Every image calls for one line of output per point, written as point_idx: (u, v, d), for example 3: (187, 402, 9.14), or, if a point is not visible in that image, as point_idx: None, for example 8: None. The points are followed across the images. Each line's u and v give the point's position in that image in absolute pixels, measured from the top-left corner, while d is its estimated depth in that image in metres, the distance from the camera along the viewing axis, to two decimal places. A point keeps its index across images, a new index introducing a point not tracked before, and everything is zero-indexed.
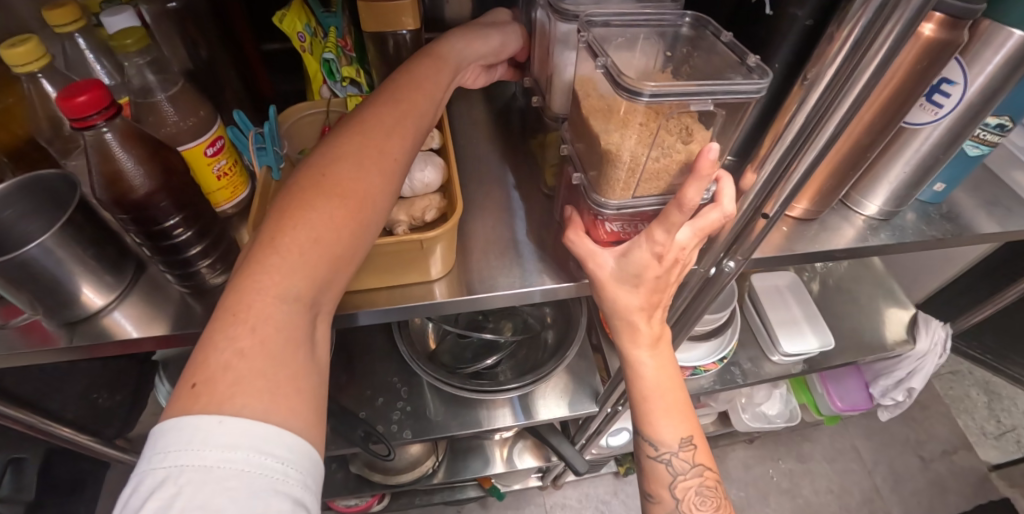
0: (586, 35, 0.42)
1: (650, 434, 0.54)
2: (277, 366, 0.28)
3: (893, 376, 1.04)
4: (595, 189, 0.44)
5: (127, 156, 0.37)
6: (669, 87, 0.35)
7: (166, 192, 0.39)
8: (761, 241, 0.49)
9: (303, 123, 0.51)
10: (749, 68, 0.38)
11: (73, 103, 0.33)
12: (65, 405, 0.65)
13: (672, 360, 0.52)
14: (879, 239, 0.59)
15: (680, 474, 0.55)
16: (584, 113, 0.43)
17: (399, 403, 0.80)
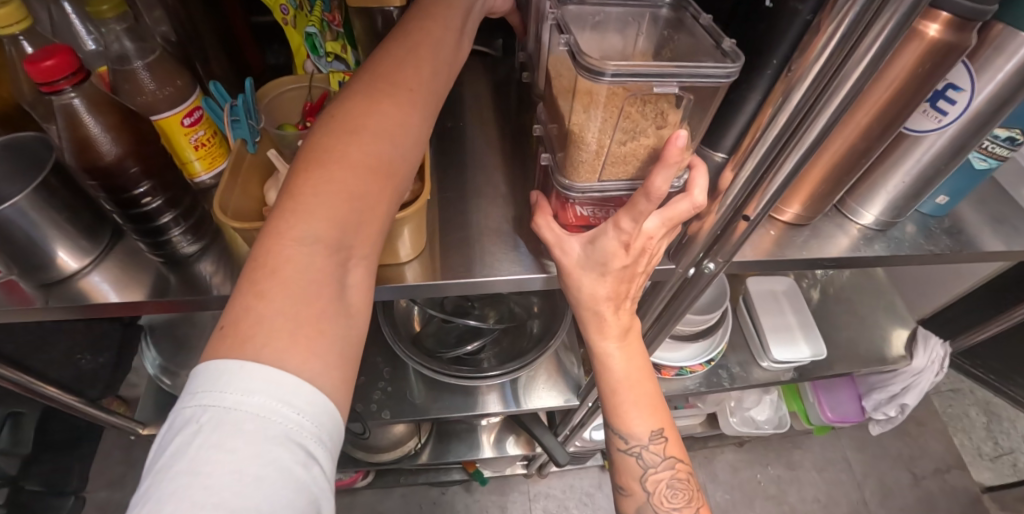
0: (557, 12, 0.39)
1: (621, 427, 0.53)
2: (297, 307, 0.26)
3: (887, 390, 1.02)
4: (560, 169, 0.41)
5: (95, 122, 0.36)
6: (633, 66, 0.33)
7: (136, 158, 0.38)
8: (742, 244, 0.47)
9: (285, 99, 0.50)
10: (724, 52, 0.36)
11: (39, 67, 0.32)
12: (49, 365, 0.65)
13: (643, 356, 0.52)
14: (872, 251, 0.57)
15: (651, 466, 0.54)
16: (556, 92, 0.41)
17: (381, 383, 0.80)
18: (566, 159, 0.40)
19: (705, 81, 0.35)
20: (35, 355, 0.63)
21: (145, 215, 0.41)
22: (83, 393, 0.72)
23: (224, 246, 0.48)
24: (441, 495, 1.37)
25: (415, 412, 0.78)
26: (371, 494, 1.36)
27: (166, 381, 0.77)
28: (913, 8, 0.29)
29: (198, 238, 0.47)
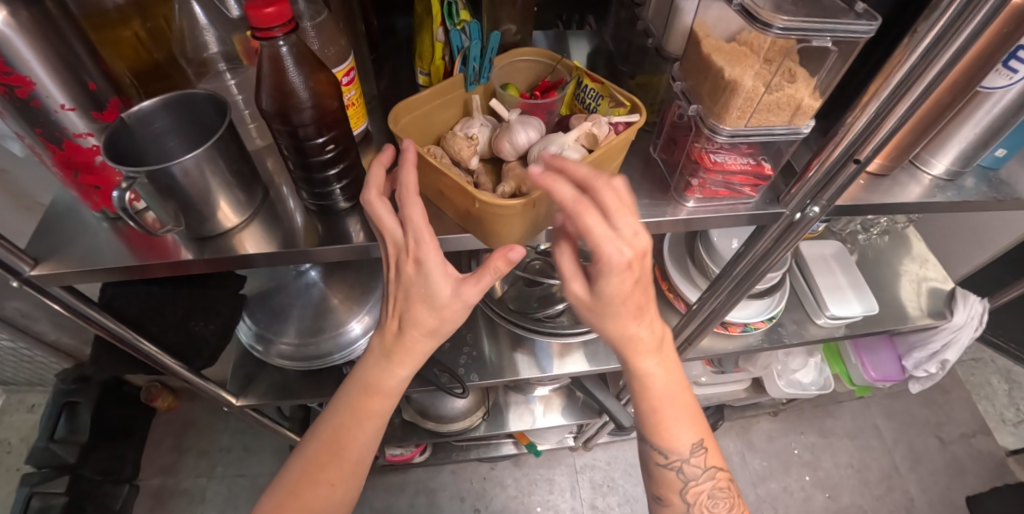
0: None
1: (662, 443, 0.57)
2: (405, 369, 0.50)
3: (927, 348, 1.07)
4: (707, 116, 0.46)
5: (296, 72, 0.40)
6: (800, 21, 0.39)
7: (322, 110, 0.43)
8: (847, 186, 0.53)
9: (518, 64, 0.58)
10: (860, 13, 0.42)
11: (262, 13, 0.35)
12: (162, 330, 0.69)
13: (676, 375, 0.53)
14: (944, 197, 0.62)
15: (692, 479, 0.58)
16: (701, 51, 0.46)
17: (465, 347, 0.84)
18: (716, 104, 0.44)
19: (847, 37, 0.41)
20: (150, 319, 0.67)
21: (319, 164, 0.46)
22: (186, 358, 0.75)
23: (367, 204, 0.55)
24: (490, 470, 1.41)
25: (500, 372, 0.82)
26: (423, 471, 1.40)
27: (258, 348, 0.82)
28: None
29: (354, 194, 0.53)
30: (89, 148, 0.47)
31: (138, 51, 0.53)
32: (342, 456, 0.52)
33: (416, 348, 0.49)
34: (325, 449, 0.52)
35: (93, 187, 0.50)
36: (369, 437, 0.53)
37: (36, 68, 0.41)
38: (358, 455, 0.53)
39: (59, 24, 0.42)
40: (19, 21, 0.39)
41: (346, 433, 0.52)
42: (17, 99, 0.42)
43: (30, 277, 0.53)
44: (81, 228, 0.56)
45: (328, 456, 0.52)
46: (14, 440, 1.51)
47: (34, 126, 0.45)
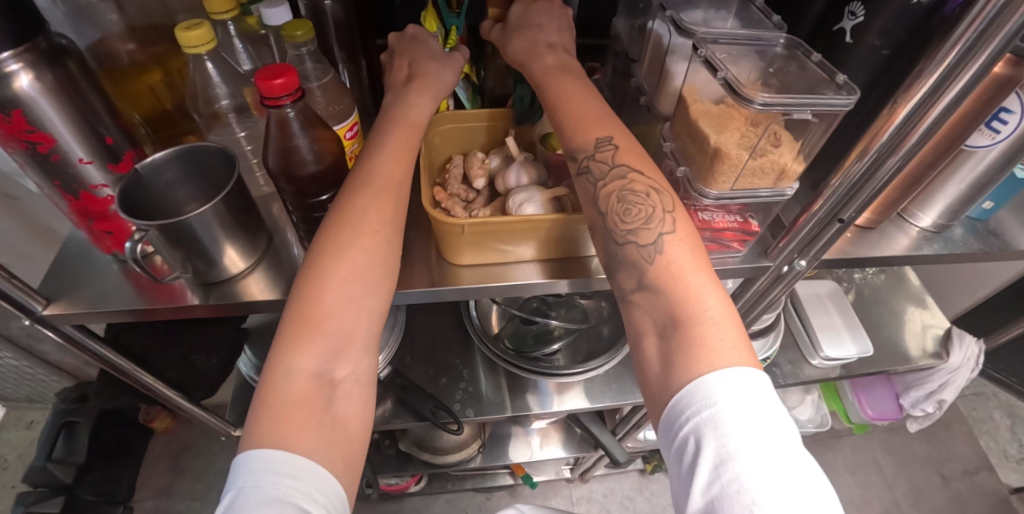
0: (704, 50, 0.44)
1: (636, 225, 0.44)
2: (396, 180, 0.46)
3: (924, 388, 1.07)
4: (694, 179, 0.48)
5: (302, 136, 0.42)
6: (780, 99, 0.41)
7: (325, 169, 0.45)
8: (832, 242, 0.54)
9: None
10: (840, 85, 0.44)
11: (271, 84, 0.38)
12: (165, 364, 0.70)
13: (596, 126, 0.47)
14: (932, 249, 0.64)
15: (650, 266, 0.43)
16: (689, 116, 0.47)
17: (462, 383, 0.85)
18: (704, 169, 0.46)
19: (827, 109, 0.43)
20: (154, 353, 0.69)
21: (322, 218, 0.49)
22: (188, 392, 0.75)
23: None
24: (486, 501, 1.40)
25: (495, 408, 0.83)
26: (418, 500, 1.39)
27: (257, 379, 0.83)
28: (1000, 50, 0.38)
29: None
30: (104, 199, 0.50)
31: (156, 103, 0.57)
32: (311, 316, 0.41)
33: (376, 155, 0.46)
34: (274, 370, 0.40)
35: (106, 232, 0.53)
36: (347, 287, 0.42)
37: (58, 126, 0.44)
38: (341, 350, 0.41)
39: (81, 84, 0.45)
40: (44, 83, 0.41)
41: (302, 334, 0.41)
42: (39, 153, 0.45)
43: (41, 316, 0.54)
44: (94, 268, 0.59)
45: (285, 385, 0.40)
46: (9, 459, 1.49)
47: (53, 178, 0.47)
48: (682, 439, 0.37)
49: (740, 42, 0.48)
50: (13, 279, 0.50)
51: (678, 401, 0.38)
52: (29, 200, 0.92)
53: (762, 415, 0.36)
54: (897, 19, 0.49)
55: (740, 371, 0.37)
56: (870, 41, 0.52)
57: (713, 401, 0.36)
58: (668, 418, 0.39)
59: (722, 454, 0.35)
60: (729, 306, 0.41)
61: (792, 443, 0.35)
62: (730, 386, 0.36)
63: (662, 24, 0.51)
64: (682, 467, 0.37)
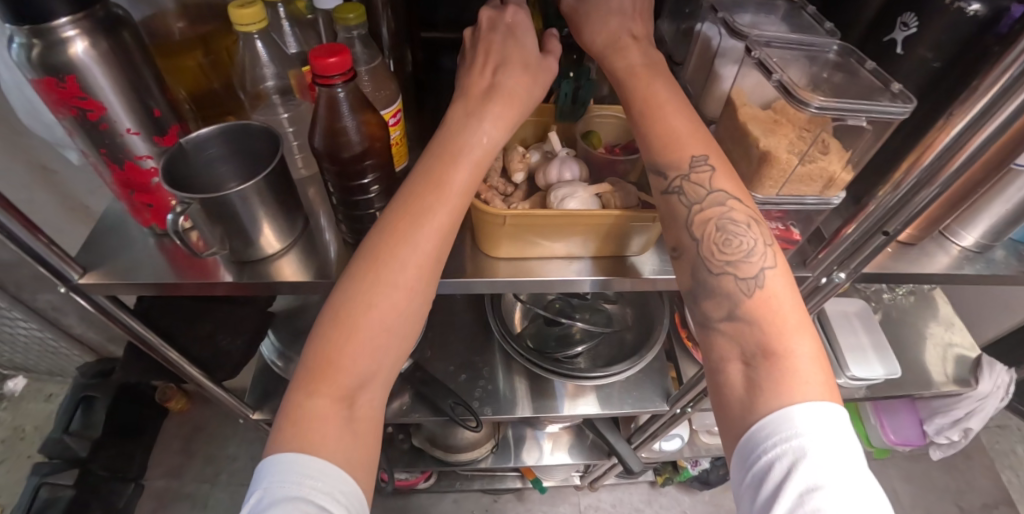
0: (758, 53, 0.44)
1: (722, 249, 0.42)
2: (480, 162, 0.44)
3: (949, 414, 1.04)
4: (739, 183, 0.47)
5: (350, 117, 0.42)
6: (835, 103, 0.40)
7: (370, 153, 0.45)
8: (873, 255, 0.53)
9: (602, 121, 0.57)
10: (895, 93, 0.43)
11: (325, 62, 0.38)
12: (191, 341, 0.71)
13: (695, 144, 0.44)
14: (973, 269, 0.62)
15: (744, 294, 0.41)
16: (736, 119, 0.47)
17: (481, 381, 0.85)
18: (751, 173, 0.45)
19: (881, 117, 0.42)
20: (181, 330, 0.70)
21: (363, 202, 0.49)
22: (210, 370, 0.76)
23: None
24: (493, 503, 1.39)
25: (513, 408, 0.83)
26: (425, 498, 1.38)
27: (278, 363, 0.83)
28: None
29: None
30: (148, 170, 0.51)
31: (202, 82, 0.58)
32: (357, 315, 0.41)
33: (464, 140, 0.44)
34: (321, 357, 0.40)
35: (147, 204, 0.54)
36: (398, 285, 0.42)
37: (108, 95, 0.45)
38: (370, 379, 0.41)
39: (132, 54, 0.46)
40: (97, 51, 0.42)
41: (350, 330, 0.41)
42: (88, 121, 0.46)
43: (77, 284, 0.56)
44: (130, 240, 0.60)
45: (324, 384, 0.40)
46: (26, 429, 1.51)
47: (100, 147, 0.48)
48: (759, 468, 0.37)
49: (793, 47, 0.48)
50: (51, 245, 0.52)
51: (761, 429, 0.37)
52: (65, 174, 0.94)
53: (845, 455, 0.35)
54: (950, 32, 0.48)
55: (824, 406, 0.37)
56: (922, 52, 0.51)
57: (803, 435, 0.35)
58: (745, 445, 0.38)
59: (807, 487, 0.34)
60: (818, 344, 0.40)
61: (867, 483, 0.35)
62: (819, 423, 0.36)
63: (711, 26, 0.51)
64: (754, 495, 0.37)
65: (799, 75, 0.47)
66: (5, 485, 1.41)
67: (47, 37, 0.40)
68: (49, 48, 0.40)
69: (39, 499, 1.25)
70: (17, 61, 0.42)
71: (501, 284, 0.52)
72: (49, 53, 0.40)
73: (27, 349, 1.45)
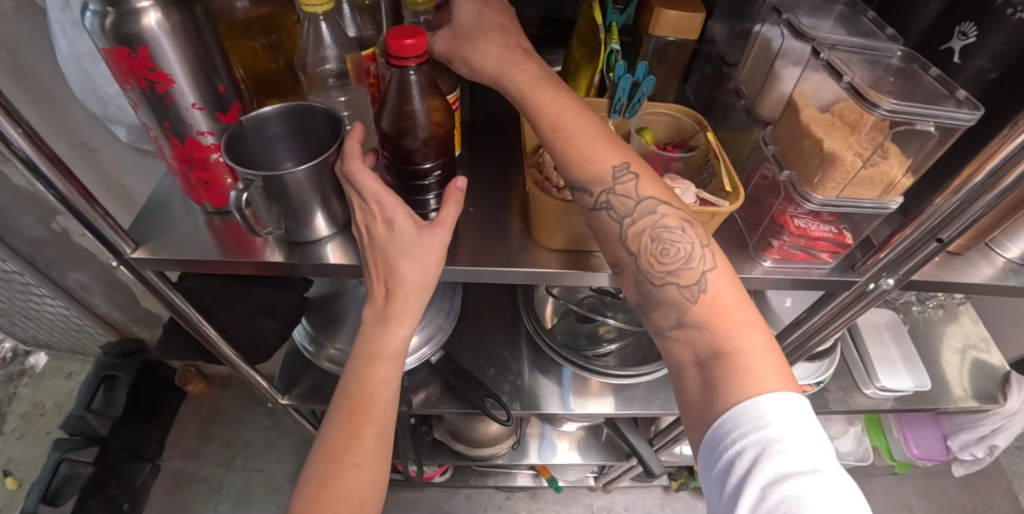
0: (827, 55, 0.45)
1: (657, 258, 0.43)
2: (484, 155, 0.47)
3: (975, 431, 1.03)
4: (799, 183, 0.47)
5: (419, 97, 0.43)
6: (906, 106, 0.41)
7: (435, 137, 0.46)
8: (924, 262, 0.53)
9: (658, 117, 0.57)
10: (961, 100, 0.43)
11: (401, 43, 0.39)
12: (228, 321, 0.70)
13: (610, 155, 0.44)
14: (1018, 281, 0.60)
15: (687, 302, 0.42)
16: (799, 121, 0.48)
17: (510, 375, 0.85)
18: (813, 174, 0.46)
19: (948, 124, 0.42)
20: (222, 310, 0.69)
21: (421, 188, 0.50)
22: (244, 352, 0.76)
23: (464, 228, 0.55)
24: (506, 500, 1.39)
25: (541, 403, 0.83)
26: (439, 492, 1.39)
27: (310, 349, 0.84)
28: None
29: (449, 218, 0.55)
30: (208, 147, 0.51)
31: (263, 62, 0.57)
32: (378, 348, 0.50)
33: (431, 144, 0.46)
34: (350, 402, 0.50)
35: (202, 182, 0.54)
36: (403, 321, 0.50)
37: (177, 68, 0.45)
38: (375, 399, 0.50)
39: (200, 28, 0.45)
40: (168, 23, 0.42)
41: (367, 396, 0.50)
42: (155, 94, 0.46)
43: (128, 258, 0.56)
44: (179, 217, 0.60)
45: (348, 425, 0.50)
46: (46, 405, 1.51)
47: (164, 121, 0.48)
48: (726, 460, 0.39)
49: (857, 52, 0.48)
50: (107, 217, 0.53)
51: (723, 422, 0.39)
52: (104, 153, 0.94)
53: (809, 440, 0.37)
54: (1010, 41, 0.48)
55: (782, 395, 0.38)
56: (979, 62, 0.50)
57: (762, 424, 0.37)
58: (711, 439, 0.40)
59: (768, 473, 0.36)
60: (770, 338, 0.41)
61: (835, 466, 0.36)
62: (779, 412, 0.38)
63: (776, 31, 0.53)
64: (724, 487, 0.39)
65: (865, 75, 0.46)
66: (25, 460, 1.42)
67: (121, 6, 0.40)
68: (123, 17, 0.40)
69: (59, 474, 1.25)
70: (90, 30, 0.42)
71: (549, 275, 0.52)
72: (123, 22, 0.41)
73: (51, 325, 1.42)
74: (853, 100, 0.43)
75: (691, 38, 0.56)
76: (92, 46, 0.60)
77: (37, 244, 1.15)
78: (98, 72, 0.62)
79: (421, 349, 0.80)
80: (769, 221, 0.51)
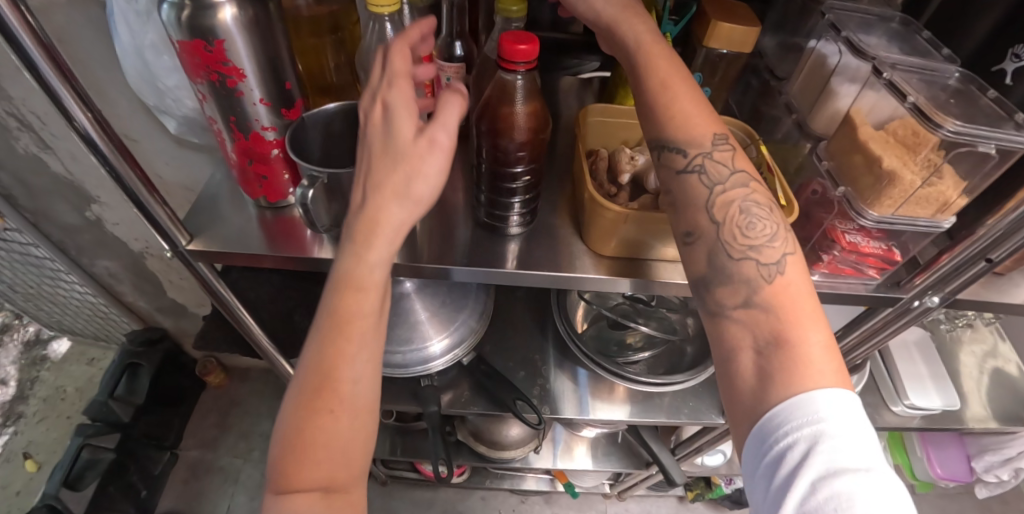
0: (890, 75, 0.46)
1: (736, 231, 0.43)
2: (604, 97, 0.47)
3: (1000, 453, 1.02)
4: (853, 200, 0.48)
5: (521, 99, 0.45)
6: (971, 128, 0.41)
7: (530, 143, 0.48)
8: (970, 281, 0.53)
9: None
10: (1021, 123, 0.43)
11: (516, 49, 0.41)
12: None
13: (713, 125, 0.44)
14: None
15: (767, 276, 0.41)
16: (856, 137, 0.48)
17: (540, 378, 0.86)
18: (868, 191, 0.46)
19: (1007, 146, 0.43)
20: None
21: (508, 191, 0.52)
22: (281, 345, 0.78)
23: (530, 233, 0.57)
24: (521, 503, 1.40)
25: (570, 408, 0.84)
26: (455, 492, 1.39)
27: None
28: None
29: (526, 224, 0.56)
30: (269, 141, 0.51)
31: (321, 60, 0.59)
32: (350, 314, 0.44)
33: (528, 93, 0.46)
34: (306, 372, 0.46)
35: (260, 176, 0.55)
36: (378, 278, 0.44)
37: (247, 63, 0.45)
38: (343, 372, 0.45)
39: (273, 24, 0.45)
40: (243, 18, 0.42)
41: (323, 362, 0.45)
42: (225, 88, 0.46)
43: (183, 249, 0.58)
44: (232, 211, 0.62)
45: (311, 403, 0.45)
46: (68, 390, 1.53)
47: (229, 115, 0.49)
48: (773, 457, 0.37)
49: (916, 71, 0.49)
50: (165, 207, 0.54)
51: (772, 418, 0.37)
52: (146, 144, 0.97)
53: (862, 440, 0.36)
54: None
55: (839, 396, 0.37)
56: None
57: (816, 421, 0.36)
58: (757, 433, 0.38)
59: (819, 470, 0.34)
60: (830, 334, 0.40)
61: (887, 470, 0.35)
62: (834, 408, 0.36)
63: (832, 48, 0.54)
64: (768, 483, 0.37)
65: (925, 94, 0.47)
66: (45, 443, 1.44)
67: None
68: (199, 10, 0.41)
69: (80, 461, 1.26)
70: (166, 22, 0.42)
71: (601, 281, 0.53)
72: (199, 15, 0.41)
73: (79, 311, 1.44)
74: (912, 120, 0.45)
75: (744, 51, 0.57)
76: (153, 42, 0.61)
77: (70, 231, 1.17)
78: (158, 66, 0.63)
79: (454, 350, 0.82)
80: (820, 235, 0.52)
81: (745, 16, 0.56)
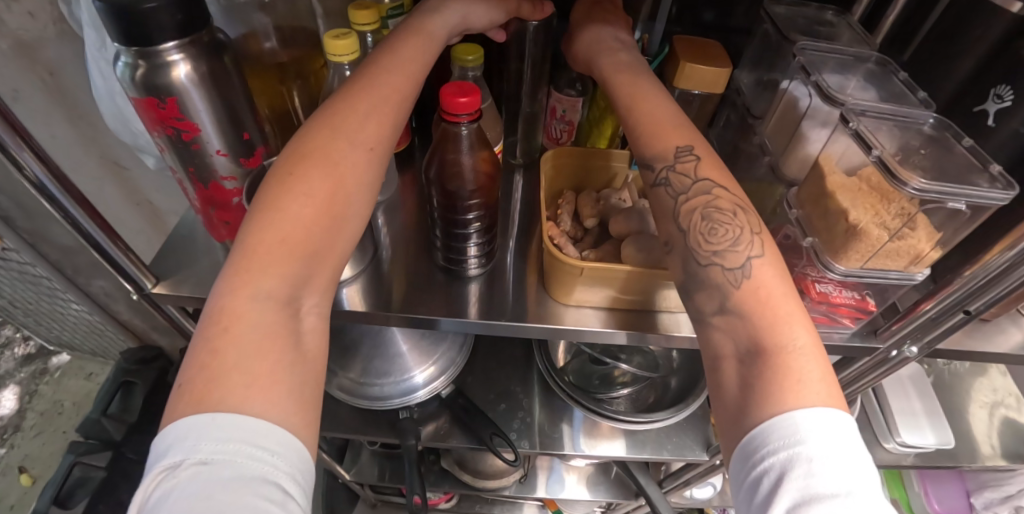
0: (855, 123, 0.45)
1: (709, 245, 0.42)
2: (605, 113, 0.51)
3: (1001, 489, 1.00)
4: (821, 251, 0.47)
5: (466, 147, 0.46)
6: (938, 184, 0.40)
7: (481, 192, 0.48)
8: (949, 332, 0.51)
9: None
10: (994, 177, 0.41)
11: (457, 102, 0.41)
12: None
13: (677, 139, 0.46)
14: None
15: (737, 281, 0.40)
16: (823, 186, 0.47)
17: (520, 412, 0.85)
18: (837, 243, 0.45)
19: (979, 202, 0.41)
20: None
21: (463, 235, 0.52)
22: None
23: (491, 275, 0.56)
24: None
25: (551, 444, 0.82)
26: None
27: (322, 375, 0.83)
28: None
29: (485, 265, 0.56)
30: (230, 190, 0.51)
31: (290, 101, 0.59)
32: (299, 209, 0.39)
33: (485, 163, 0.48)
34: (235, 294, 0.36)
35: (224, 221, 0.54)
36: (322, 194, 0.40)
37: (203, 118, 0.45)
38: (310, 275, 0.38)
39: (230, 76, 0.45)
40: (197, 74, 0.42)
41: (272, 244, 0.37)
42: (181, 141, 0.46)
43: (149, 293, 0.57)
44: (203, 251, 0.61)
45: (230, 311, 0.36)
46: (64, 404, 1.53)
47: (188, 165, 0.49)
48: (755, 479, 0.35)
49: (887, 118, 0.47)
50: (129, 252, 0.54)
51: (754, 437, 0.36)
52: (134, 172, 0.97)
53: (849, 462, 0.33)
54: None
55: (825, 412, 0.35)
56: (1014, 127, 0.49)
57: (795, 442, 0.34)
58: (741, 452, 0.36)
59: (797, 493, 0.32)
60: (817, 339, 0.38)
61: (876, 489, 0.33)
62: (815, 428, 0.34)
63: (804, 90, 0.53)
64: (750, 502, 0.35)
65: (894, 143, 0.45)
66: (40, 457, 1.44)
67: (152, 59, 0.40)
68: (153, 69, 0.41)
69: (72, 478, 1.24)
70: (121, 80, 0.42)
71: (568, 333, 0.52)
72: (153, 74, 0.41)
73: (77, 327, 1.45)
74: (878, 171, 0.43)
75: (716, 91, 0.56)
76: None
77: (66, 252, 1.17)
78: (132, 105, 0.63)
79: (432, 382, 0.80)
80: None
81: (714, 55, 0.56)
